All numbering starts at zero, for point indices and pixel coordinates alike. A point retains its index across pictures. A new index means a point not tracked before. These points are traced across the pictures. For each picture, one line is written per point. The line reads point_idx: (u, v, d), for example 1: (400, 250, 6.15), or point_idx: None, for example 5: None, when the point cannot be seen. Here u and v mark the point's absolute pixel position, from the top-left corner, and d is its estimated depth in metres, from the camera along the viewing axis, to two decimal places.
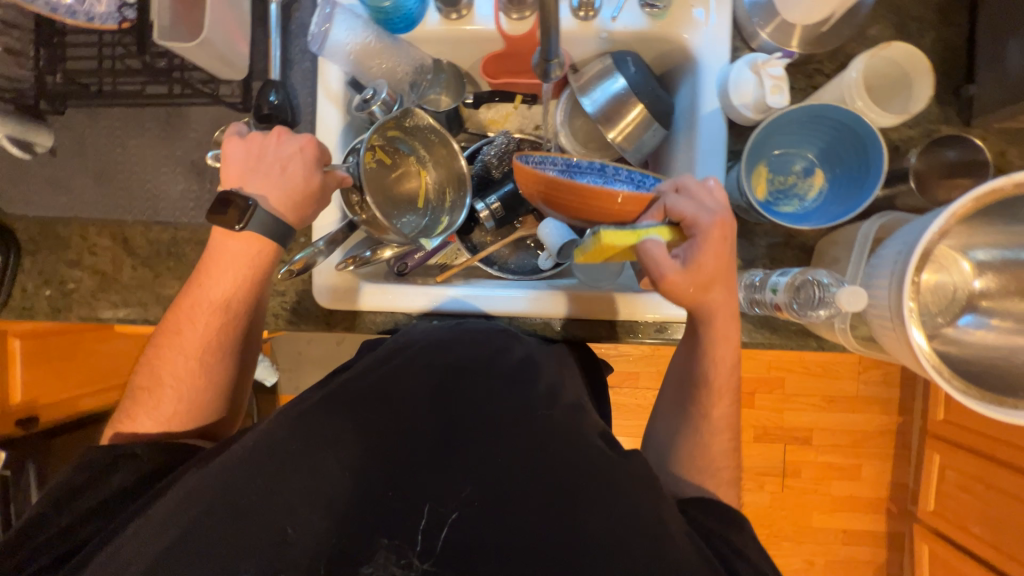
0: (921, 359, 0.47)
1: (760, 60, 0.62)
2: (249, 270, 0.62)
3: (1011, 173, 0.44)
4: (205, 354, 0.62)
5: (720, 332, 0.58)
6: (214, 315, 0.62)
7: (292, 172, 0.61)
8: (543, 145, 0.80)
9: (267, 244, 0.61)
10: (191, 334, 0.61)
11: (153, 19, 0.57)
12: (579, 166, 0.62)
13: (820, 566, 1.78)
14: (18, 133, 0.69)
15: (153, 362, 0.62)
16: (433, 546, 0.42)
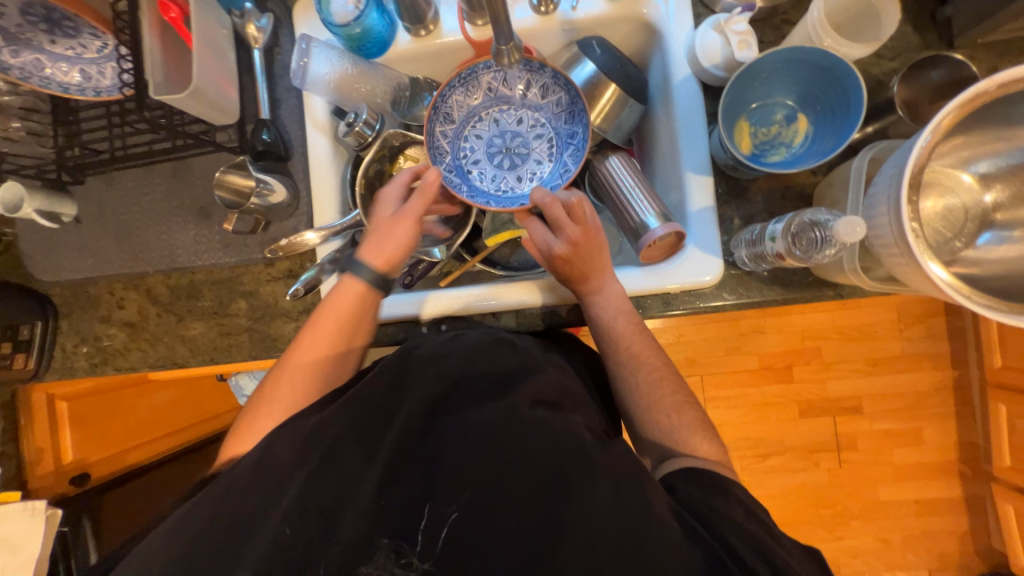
0: (944, 288, 0.46)
1: (722, 19, 0.63)
2: (357, 299, 0.65)
3: (993, 74, 0.43)
4: (310, 382, 0.62)
5: (610, 310, 0.66)
6: (334, 343, 0.63)
7: (386, 214, 0.66)
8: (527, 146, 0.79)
9: (368, 290, 0.65)
10: (308, 361, 0.62)
11: (147, 77, 0.61)
12: (530, 66, 0.72)
13: (897, 544, 1.65)
14: (47, 206, 0.76)
15: (257, 395, 0.62)
16: (432, 547, 0.48)
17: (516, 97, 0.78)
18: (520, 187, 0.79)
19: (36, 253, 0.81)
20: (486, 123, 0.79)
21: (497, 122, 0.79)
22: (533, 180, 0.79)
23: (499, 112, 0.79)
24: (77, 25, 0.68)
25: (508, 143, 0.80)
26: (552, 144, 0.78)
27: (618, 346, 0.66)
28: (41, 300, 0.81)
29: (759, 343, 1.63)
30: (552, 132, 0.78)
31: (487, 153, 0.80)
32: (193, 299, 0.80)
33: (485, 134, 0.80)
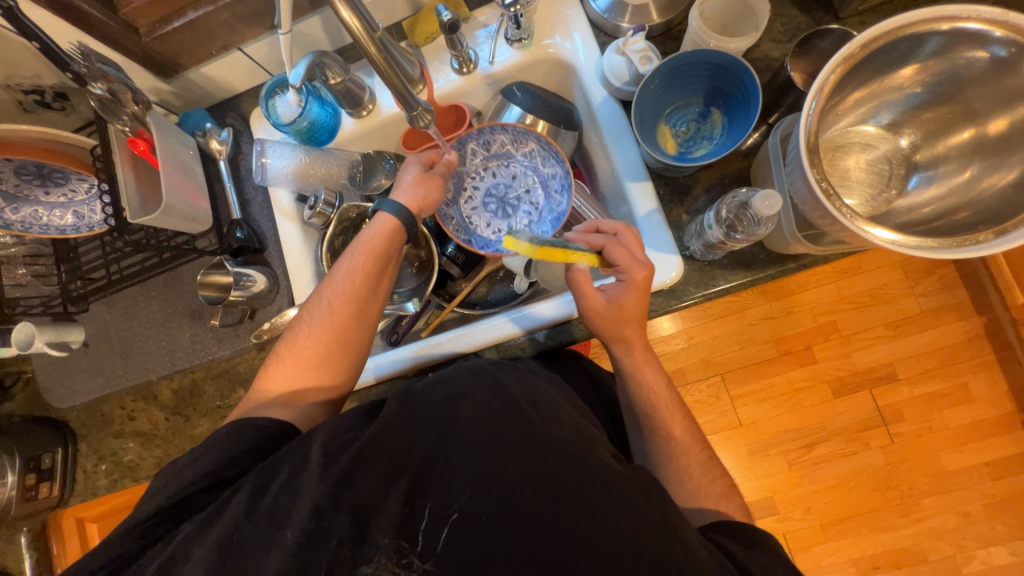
0: (894, 248, 0.47)
1: (620, 43, 0.68)
2: (383, 232, 0.68)
3: (853, 38, 0.48)
4: (348, 304, 0.65)
5: (648, 365, 0.66)
6: (371, 270, 0.67)
7: (417, 171, 0.73)
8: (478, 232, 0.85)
9: (397, 223, 0.69)
10: (351, 288, 0.66)
11: (122, 204, 0.68)
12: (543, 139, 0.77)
13: (981, 515, 1.51)
14: (55, 337, 0.82)
15: (302, 316, 0.67)
16: (433, 545, 0.46)
17: (541, 172, 0.83)
18: (485, 232, 0.85)
19: (50, 383, 0.86)
20: (505, 171, 0.85)
21: (516, 176, 0.85)
22: (495, 234, 0.85)
23: (522, 171, 0.85)
24: (65, 174, 0.78)
25: (505, 194, 0.85)
26: (528, 220, 0.84)
27: (648, 411, 0.66)
28: (60, 426, 0.86)
29: (772, 329, 1.59)
30: (537, 213, 0.84)
31: (489, 192, 0.85)
32: (197, 397, 0.85)
33: (501, 178, 0.85)
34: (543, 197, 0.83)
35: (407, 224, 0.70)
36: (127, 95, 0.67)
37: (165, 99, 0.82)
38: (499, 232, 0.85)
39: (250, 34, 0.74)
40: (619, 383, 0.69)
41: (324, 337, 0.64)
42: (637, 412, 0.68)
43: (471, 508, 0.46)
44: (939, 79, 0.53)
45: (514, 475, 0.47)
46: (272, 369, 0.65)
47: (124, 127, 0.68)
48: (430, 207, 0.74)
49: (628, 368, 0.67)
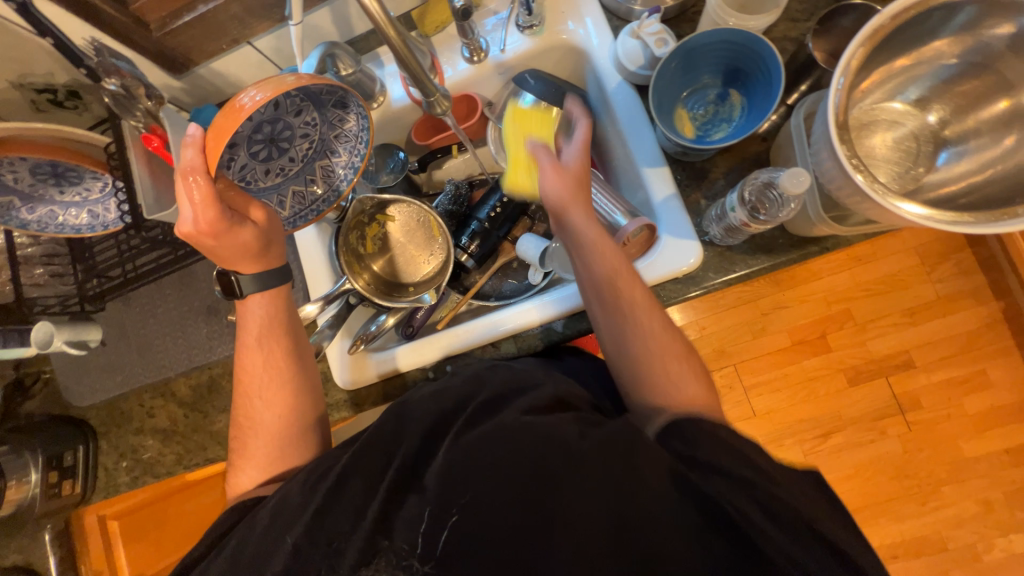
0: (930, 224, 0.46)
1: (635, 26, 0.68)
2: (268, 309, 0.66)
3: (882, 9, 0.47)
4: (267, 393, 0.65)
5: (599, 240, 0.62)
6: (265, 345, 0.65)
7: (249, 237, 0.62)
8: (266, 187, 0.70)
9: (274, 292, 0.67)
10: (257, 378, 0.65)
11: (140, 200, 0.67)
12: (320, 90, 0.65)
13: (1002, 503, 1.49)
14: (74, 335, 0.82)
15: (240, 426, 0.66)
16: (433, 547, 0.44)
17: (313, 91, 0.65)
18: (265, 183, 0.70)
19: (70, 381, 0.87)
20: (266, 106, 0.63)
21: (277, 104, 0.64)
22: (280, 177, 0.70)
23: (288, 96, 0.64)
24: (80, 174, 0.77)
25: (273, 130, 0.66)
26: (313, 148, 0.70)
27: (605, 286, 0.61)
28: (80, 424, 0.87)
29: (784, 318, 1.57)
30: (318, 137, 0.70)
31: (248, 137, 0.65)
32: (215, 394, 0.85)
33: (260, 116, 0.64)
34: (320, 119, 0.69)
35: (284, 280, 0.68)
36: (140, 91, 0.66)
37: (175, 96, 0.82)
38: (291, 185, 0.72)
39: (260, 28, 0.74)
40: (577, 263, 0.64)
41: (270, 427, 0.64)
42: (596, 290, 0.61)
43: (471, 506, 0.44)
44: (969, 50, 0.52)
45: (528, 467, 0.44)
46: (245, 456, 0.65)
47: (138, 123, 0.68)
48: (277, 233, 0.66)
49: (581, 234, 0.62)
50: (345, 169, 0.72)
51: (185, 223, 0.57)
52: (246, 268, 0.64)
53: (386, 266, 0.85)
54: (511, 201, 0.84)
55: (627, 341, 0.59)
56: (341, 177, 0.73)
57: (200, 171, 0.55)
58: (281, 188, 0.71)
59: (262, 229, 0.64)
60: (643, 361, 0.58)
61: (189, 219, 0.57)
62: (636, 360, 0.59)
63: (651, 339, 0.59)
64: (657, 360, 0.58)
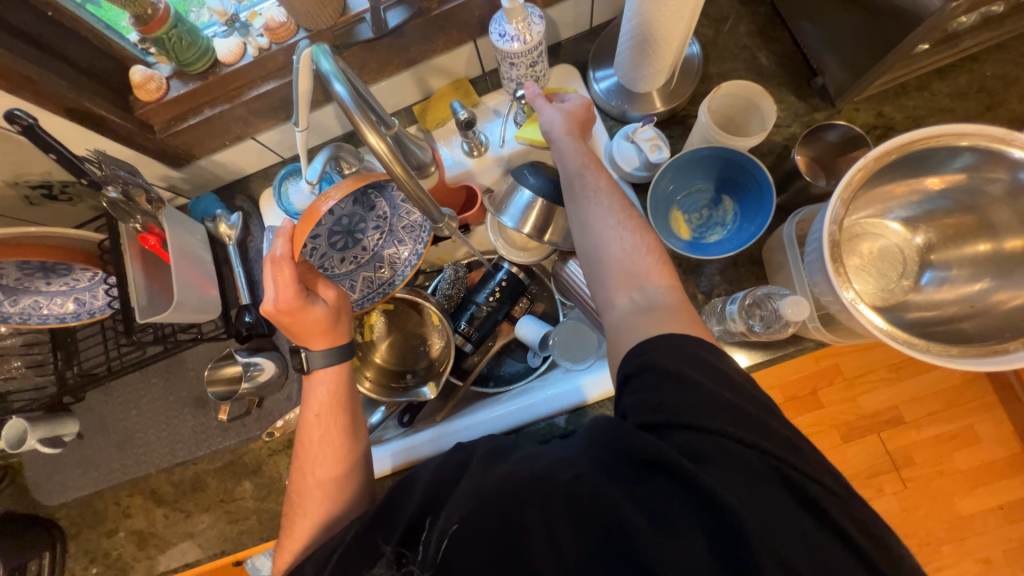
0: (883, 336, 0.49)
1: (630, 131, 0.71)
2: (334, 381, 0.66)
3: (867, 152, 0.51)
4: (320, 469, 0.62)
5: (602, 187, 0.59)
6: (329, 417, 0.64)
7: (321, 315, 0.62)
8: (346, 276, 0.76)
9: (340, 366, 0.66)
10: (314, 452, 0.62)
11: (133, 303, 0.66)
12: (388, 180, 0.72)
13: (999, 562, 1.50)
14: (49, 431, 0.78)
15: (291, 507, 0.62)
16: (432, 557, 0.44)
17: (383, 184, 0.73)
18: (341, 270, 0.75)
19: (41, 478, 0.82)
20: (345, 202, 0.71)
21: (355, 200, 0.72)
22: (353, 265, 0.76)
23: (361, 193, 0.72)
24: (70, 266, 0.75)
25: (350, 224, 0.74)
26: (383, 238, 0.77)
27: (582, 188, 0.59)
28: (48, 525, 0.81)
29: (776, 374, 1.58)
30: (388, 227, 0.77)
31: (329, 229, 0.72)
32: (199, 491, 0.80)
33: (341, 211, 0.72)
34: (391, 210, 0.76)
35: (349, 355, 0.67)
36: (141, 195, 0.67)
37: (174, 185, 0.82)
38: (364, 271, 0.77)
39: (264, 126, 0.75)
40: (576, 206, 0.59)
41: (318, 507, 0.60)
42: (585, 214, 0.58)
43: (473, 522, 0.44)
44: (944, 178, 0.56)
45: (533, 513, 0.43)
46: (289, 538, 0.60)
47: (136, 225, 0.67)
48: (343, 305, 0.67)
49: (565, 154, 0.62)
50: (409, 254, 0.77)
51: (269, 301, 0.59)
52: (318, 345, 0.64)
53: (385, 356, 0.84)
54: (509, 283, 0.85)
55: (587, 219, 0.57)
56: (405, 261, 0.77)
57: (284, 259, 0.57)
58: (355, 274, 0.76)
59: (332, 304, 0.64)
60: (600, 232, 0.57)
61: (270, 297, 0.58)
62: (589, 231, 0.57)
63: (609, 211, 0.57)
64: (610, 226, 0.56)
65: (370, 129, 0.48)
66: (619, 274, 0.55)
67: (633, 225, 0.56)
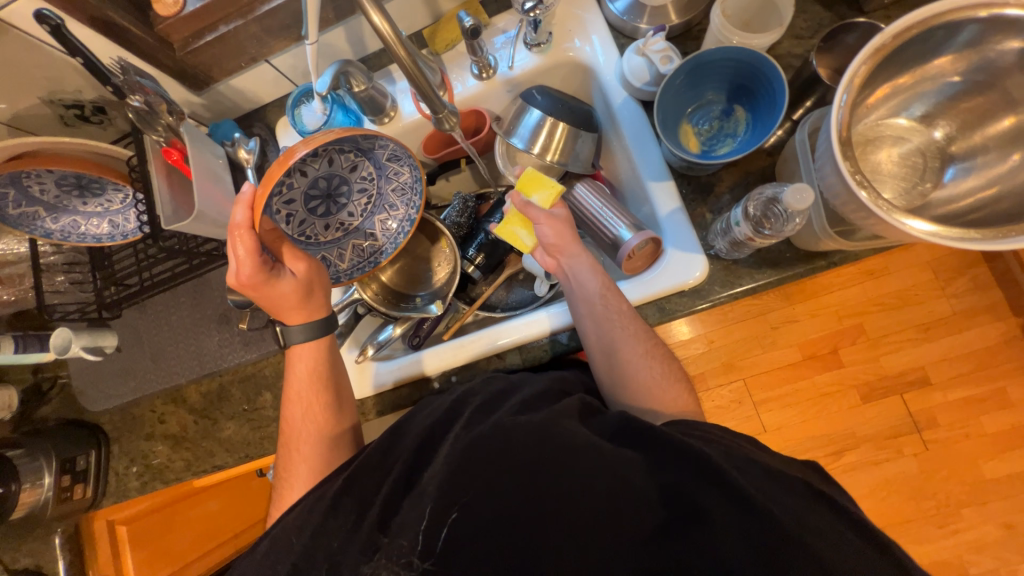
0: (938, 239, 0.46)
1: (640, 44, 0.69)
2: (311, 361, 0.67)
3: (884, 29, 0.48)
4: (307, 437, 0.64)
5: (618, 308, 0.65)
6: (313, 393, 0.66)
7: (289, 288, 0.64)
8: (337, 242, 0.78)
9: (321, 341, 0.68)
10: (299, 423, 0.65)
11: (159, 211, 0.70)
12: (377, 143, 0.71)
13: (1023, 526, 1.45)
14: (90, 341, 0.84)
15: (281, 478, 0.65)
16: (432, 546, 0.44)
17: (365, 147, 0.72)
18: (326, 238, 0.77)
19: (85, 385, 0.89)
20: (321, 163, 0.70)
21: (332, 160, 0.71)
22: (340, 232, 0.77)
23: (341, 153, 0.71)
24: (102, 185, 0.80)
25: (331, 186, 0.73)
26: (371, 202, 0.78)
27: (604, 313, 0.64)
28: (93, 428, 0.88)
29: (795, 332, 1.54)
30: (375, 191, 0.77)
31: (306, 192, 0.71)
32: (224, 400, 0.86)
33: (315, 172, 0.70)
34: (375, 173, 0.76)
35: (329, 331, 0.68)
36: (162, 107, 0.69)
37: (195, 111, 0.85)
38: (353, 239, 0.79)
39: (277, 46, 0.77)
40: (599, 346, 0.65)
41: (304, 467, 0.63)
42: (610, 353, 0.64)
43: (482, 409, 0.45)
44: (972, 68, 0.53)
45: (519, 439, 0.47)
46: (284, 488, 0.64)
47: (159, 138, 0.70)
48: (319, 278, 0.68)
49: (576, 267, 0.68)
50: (400, 223, 0.78)
51: (233, 274, 0.61)
52: (288, 320, 0.66)
53: (393, 278, 0.87)
54: None
55: (613, 345, 0.63)
56: (397, 229, 0.79)
57: (244, 228, 0.58)
58: (342, 241, 0.78)
59: (299, 275, 0.65)
60: (628, 358, 0.63)
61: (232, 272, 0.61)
62: (619, 358, 0.63)
63: (635, 338, 0.64)
64: (638, 355, 0.63)
65: (375, 11, 0.49)
66: (643, 396, 0.62)
67: (658, 353, 0.64)
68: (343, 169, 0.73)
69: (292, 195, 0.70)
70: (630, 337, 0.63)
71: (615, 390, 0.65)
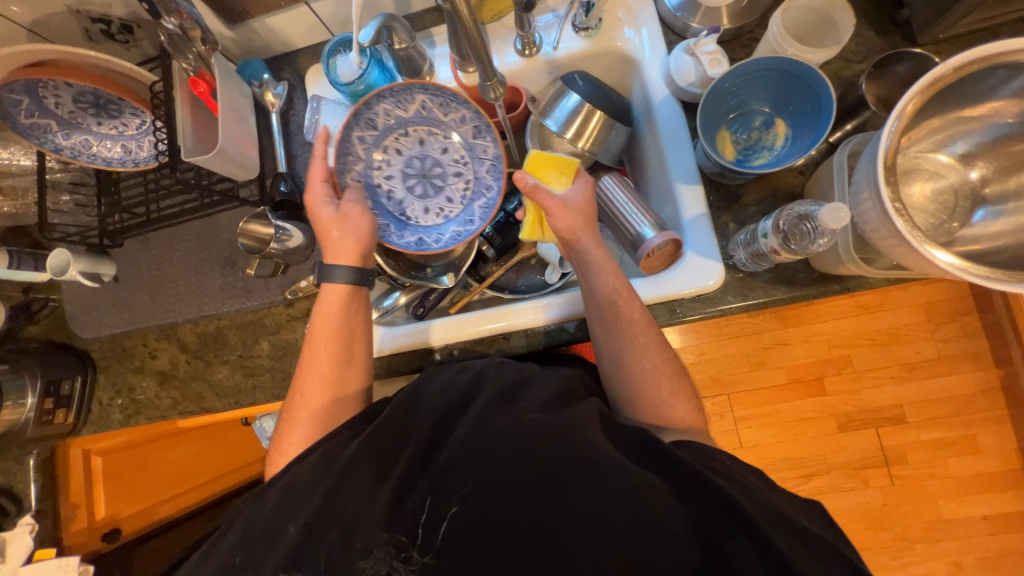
0: (962, 275, 0.47)
1: (691, 42, 0.68)
2: (339, 310, 0.66)
3: (946, 60, 0.48)
4: (319, 385, 0.64)
5: (632, 317, 0.64)
6: (332, 342, 0.65)
7: (328, 215, 0.69)
8: (438, 228, 0.81)
9: (351, 289, 0.68)
10: (314, 370, 0.65)
11: (179, 142, 0.68)
12: (450, 106, 0.76)
13: (971, 567, 1.51)
14: (90, 267, 0.82)
15: (283, 420, 0.65)
16: (432, 540, 0.48)
17: (452, 126, 0.79)
18: (427, 221, 0.82)
19: (77, 311, 0.87)
20: (412, 141, 0.80)
21: (423, 142, 0.81)
22: (439, 217, 0.82)
23: (427, 132, 0.80)
24: (120, 107, 0.78)
25: (426, 167, 0.81)
26: (465, 185, 0.82)
27: (618, 319, 0.64)
28: (81, 355, 0.87)
29: (785, 355, 1.57)
30: (469, 174, 0.81)
31: (404, 172, 0.81)
32: (220, 344, 0.85)
33: (410, 151, 0.81)
34: (466, 153, 0.81)
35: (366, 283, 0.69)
36: (195, 34, 0.66)
37: (225, 46, 0.82)
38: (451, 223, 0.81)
39: None
40: (610, 352, 0.65)
41: (307, 413, 0.63)
42: (619, 359, 0.64)
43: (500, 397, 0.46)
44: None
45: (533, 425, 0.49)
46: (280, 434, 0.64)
47: (188, 66, 0.68)
48: (358, 219, 0.69)
49: (590, 261, 0.66)
50: (488, 196, 0.79)
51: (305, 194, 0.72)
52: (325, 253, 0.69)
53: None
54: None
55: (623, 354, 0.64)
56: (488, 202, 0.79)
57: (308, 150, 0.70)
58: (442, 226, 0.82)
59: (343, 208, 0.69)
60: (637, 371, 0.63)
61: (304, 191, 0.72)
62: (628, 365, 0.64)
63: (646, 352, 0.64)
64: (647, 370, 0.63)
65: None
66: (649, 401, 0.63)
67: (669, 371, 0.64)
68: (433, 150, 0.81)
69: (389, 171, 0.81)
70: (641, 350, 0.64)
71: (621, 394, 0.65)
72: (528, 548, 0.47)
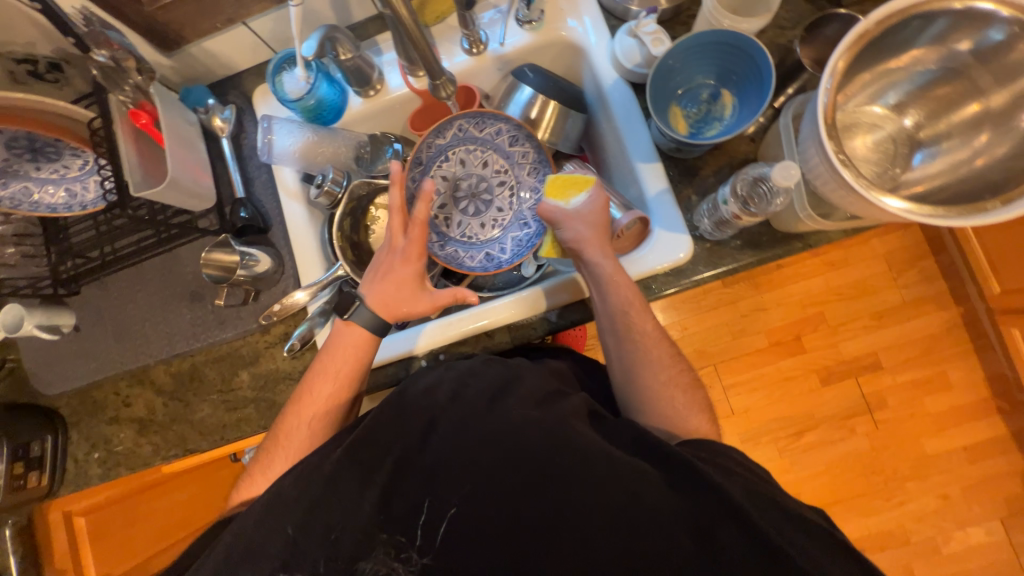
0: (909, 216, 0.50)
1: (632, 25, 0.69)
2: (358, 355, 0.65)
3: (867, 15, 0.51)
4: (312, 411, 0.64)
5: (643, 329, 0.65)
6: (340, 382, 0.64)
7: (409, 274, 0.66)
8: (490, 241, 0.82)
9: (372, 337, 0.66)
10: (313, 398, 0.64)
11: (126, 176, 0.66)
12: (487, 122, 0.78)
13: (959, 497, 1.58)
14: (46, 320, 0.79)
15: (271, 440, 0.64)
16: (432, 540, 0.49)
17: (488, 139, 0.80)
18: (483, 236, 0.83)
19: (38, 367, 0.82)
20: (456, 163, 0.81)
21: (464, 161, 0.81)
22: (495, 229, 0.83)
23: (467, 150, 0.81)
24: (58, 149, 0.74)
25: (472, 186, 0.82)
26: (512, 193, 0.83)
27: (626, 332, 0.65)
28: (49, 412, 0.83)
29: (762, 320, 1.62)
30: (513, 181, 0.82)
31: (453, 195, 0.82)
32: (197, 381, 0.82)
33: (451, 173, 0.82)
34: (507, 164, 0.82)
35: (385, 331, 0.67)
36: (130, 63, 0.65)
37: (164, 75, 0.80)
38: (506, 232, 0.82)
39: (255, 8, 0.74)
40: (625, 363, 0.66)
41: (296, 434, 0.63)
42: (631, 367, 0.66)
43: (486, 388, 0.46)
44: (943, 58, 0.57)
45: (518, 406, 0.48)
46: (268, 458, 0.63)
47: (125, 98, 0.66)
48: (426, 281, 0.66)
49: (597, 276, 0.66)
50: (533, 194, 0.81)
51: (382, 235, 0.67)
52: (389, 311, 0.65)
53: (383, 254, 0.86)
54: None
55: (636, 363, 0.65)
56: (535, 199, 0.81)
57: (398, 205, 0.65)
58: (501, 238, 0.83)
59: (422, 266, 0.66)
60: (649, 378, 0.64)
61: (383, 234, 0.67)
62: (639, 372, 0.65)
63: (658, 363, 0.65)
64: (660, 381, 0.64)
65: None
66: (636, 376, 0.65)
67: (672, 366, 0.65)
68: (477, 166, 0.82)
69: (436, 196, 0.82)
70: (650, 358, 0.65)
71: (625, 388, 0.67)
72: (531, 534, 0.48)
